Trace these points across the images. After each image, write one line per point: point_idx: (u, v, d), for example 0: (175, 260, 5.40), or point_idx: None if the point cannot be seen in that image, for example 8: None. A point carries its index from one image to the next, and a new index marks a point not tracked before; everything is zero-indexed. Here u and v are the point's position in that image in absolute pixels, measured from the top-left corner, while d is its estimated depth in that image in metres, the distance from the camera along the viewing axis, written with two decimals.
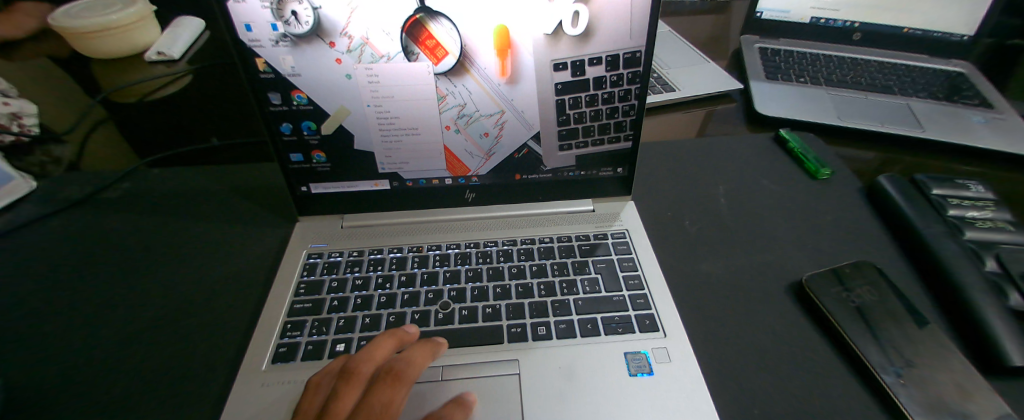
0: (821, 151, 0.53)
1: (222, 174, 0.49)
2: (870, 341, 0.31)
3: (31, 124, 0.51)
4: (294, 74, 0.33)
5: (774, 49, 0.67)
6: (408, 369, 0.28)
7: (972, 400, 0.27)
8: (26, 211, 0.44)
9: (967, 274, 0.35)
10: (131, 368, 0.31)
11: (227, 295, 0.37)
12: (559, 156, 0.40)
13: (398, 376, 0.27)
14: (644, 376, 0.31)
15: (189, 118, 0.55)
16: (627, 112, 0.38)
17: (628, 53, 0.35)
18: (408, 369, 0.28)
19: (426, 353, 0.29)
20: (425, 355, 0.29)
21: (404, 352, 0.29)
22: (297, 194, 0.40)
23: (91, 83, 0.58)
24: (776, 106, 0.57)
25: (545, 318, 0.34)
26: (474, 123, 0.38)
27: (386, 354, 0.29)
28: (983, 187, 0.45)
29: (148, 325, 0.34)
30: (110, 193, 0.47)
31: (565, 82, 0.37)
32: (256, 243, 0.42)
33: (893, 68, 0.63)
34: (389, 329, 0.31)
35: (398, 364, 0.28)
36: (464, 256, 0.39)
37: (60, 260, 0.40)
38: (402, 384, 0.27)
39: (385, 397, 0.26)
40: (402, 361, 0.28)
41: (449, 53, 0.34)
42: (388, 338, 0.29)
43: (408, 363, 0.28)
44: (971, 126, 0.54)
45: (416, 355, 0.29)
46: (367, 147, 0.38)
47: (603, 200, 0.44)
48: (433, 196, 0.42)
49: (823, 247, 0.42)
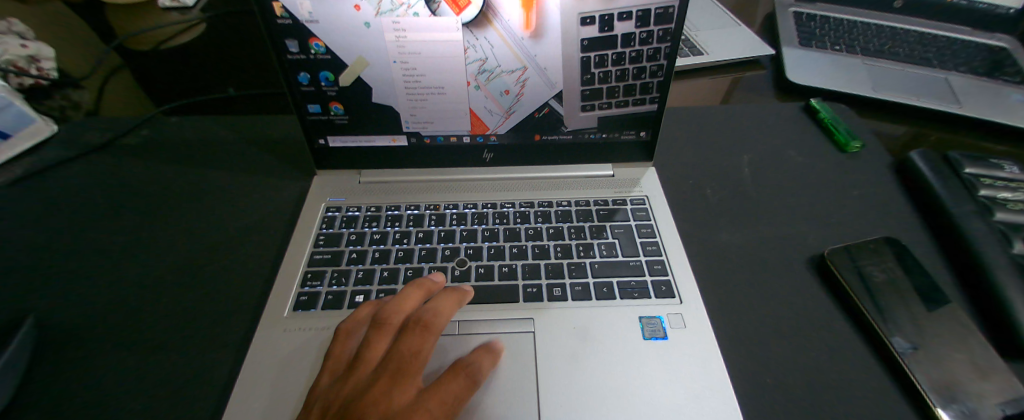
0: (852, 122, 0.51)
1: (237, 127, 0.49)
2: (892, 315, 0.31)
3: (50, 68, 0.50)
4: (312, 21, 0.32)
5: (810, 13, 0.63)
6: (436, 319, 0.28)
7: (987, 379, 0.27)
8: (45, 156, 0.45)
9: (994, 254, 0.34)
10: (157, 310, 0.32)
11: (247, 244, 0.37)
12: (581, 116, 0.39)
13: (425, 326, 0.27)
14: (658, 339, 0.31)
15: (203, 71, 0.54)
16: (655, 73, 0.37)
17: (661, 8, 0.33)
18: (435, 319, 0.28)
19: (452, 303, 0.29)
20: (451, 304, 0.29)
21: (430, 302, 0.29)
22: (314, 148, 0.40)
23: (104, 29, 0.57)
24: (808, 74, 0.55)
25: (561, 279, 0.34)
26: (495, 78, 0.36)
27: (415, 304, 0.29)
28: (1018, 168, 0.43)
29: (171, 270, 0.35)
30: (125, 143, 0.46)
31: (591, 38, 0.35)
32: (273, 196, 0.42)
33: (935, 40, 0.59)
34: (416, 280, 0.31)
35: (426, 315, 0.28)
36: (481, 216, 0.39)
37: (83, 206, 0.40)
38: (430, 334, 0.27)
39: (415, 346, 0.27)
40: (429, 312, 0.28)
41: (471, 2, 0.32)
42: (417, 289, 0.30)
43: (435, 313, 0.28)
44: (1011, 104, 0.52)
45: (442, 305, 0.29)
46: (385, 100, 0.37)
47: (623, 165, 0.43)
48: (449, 156, 0.42)
49: (848, 221, 0.41)
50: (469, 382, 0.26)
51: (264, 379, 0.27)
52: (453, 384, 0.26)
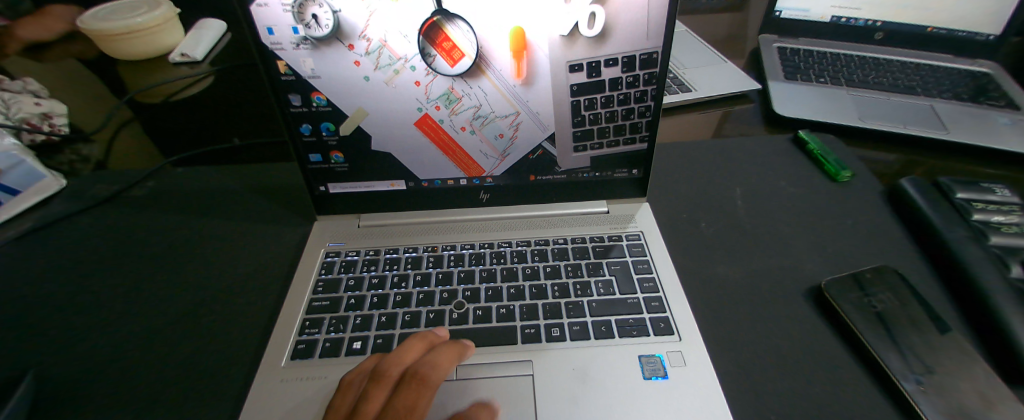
0: (841, 151, 0.52)
1: (242, 174, 0.50)
2: (893, 348, 0.30)
3: (61, 124, 0.53)
4: (315, 76, 0.34)
5: (793, 48, 0.66)
6: (434, 372, 0.27)
7: (995, 410, 0.26)
8: (54, 208, 0.46)
9: (992, 280, 0.34)
10: (155, 362, 0.32)
11: (247, 291, 0.38)
12: (573, 157, 0.40)
13: (423, 378, 0.26)
14: (658, 379, 0.30)
15: (210, 118, 0.56)
16: (643, 113, 0.38)
17: (645, 54, 0.35)
18: (434, 373, 0.27)
19: (452, 356, 0.29)
20: (451, 357, 0.28)
21: (430, 354, 0.28)
22: (315, 194, 0.41)
23: (118, 83, 0.60)
24: (795, 106, 0.56)
25: (559, 319, 0.34)
26: (490, 124, 0.38)
27: (415, 356, 0.28)
28: (1009, 191, 0.43)
29: (171, 320, 0.35)
30: (133, 192, 0.48)
31: (580, 83, 0.37)
32: (275, 242, 0.42)
33: (916, 68, 0.61)
34: (418, 332, 0.31)
35: (424, 367, 0.27)
36: (478, 256, 0.39)
37: (89, 256, 0.41)
38: (427, 388, 0.26)
39: (410, 401, 0.25)
40: (428, 365, 0.27)
41: (465, 55, 0.34)
42: (418, 341, 0.29)
43: (434, 366, 0.27)
44: (997, 128, 0.53)
45: (442, 358, 0.28)
46: (384, 147, 0.38)
47: (617, 201, 0.44)
48: (447, 197, 0.42)
49: (844, 251, 0.41)
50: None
51: None
52: None
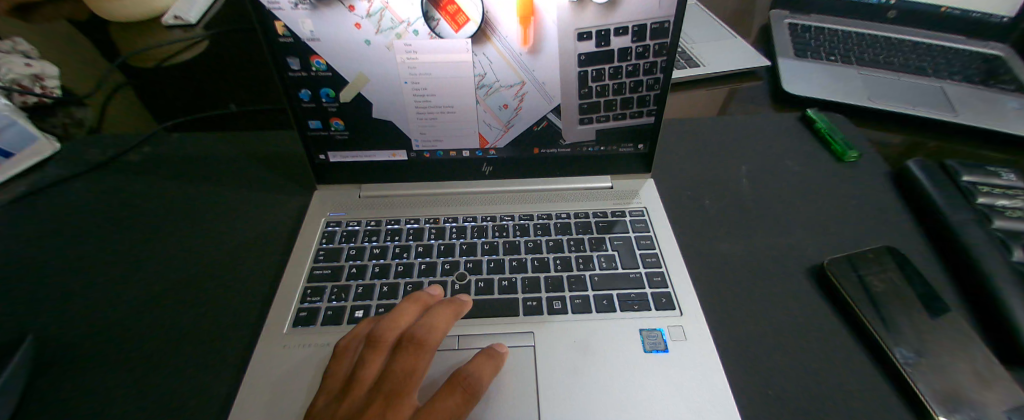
0: (848, 131, 0.52)
1: (238, 144, 0.49)
2: (892, 325, 0.31)
3: (53, 86, 0.51)
4: (314, 39, 0.33)
5: (804, 25, 0.64)
6: (429, 335, 0.27)
7: (989, 388, 0.27)
8: (48, 174, 0.45)
9: (994, 262, 0.34)
10: (156, 327, 0.32)
11: (247, 259, 0.37)
12: (579, 129, 0.40)
13: (419, 343, 0.27)
14: (659, 352, 0.31)
15: (204, 86, 0.55)
16: (652, 86, 0.37)
17: (656, 23, 0.34)
18: (429, 336, 0.27)
19: (448, 316, 0.29)
20: (447, 319, 0.28)
21: (425, 316, 0.28)
22: (315, 163, 0.40)
23: (109, 48, 0.58)
24: (804, 85, 0.55)
25: (561, 292, 0.34)
26: (494, 93, 0.37)
27: (410, 319, 0.28)
28: (1015, 175, 0.43)
29: (172, 286, 0.35)
30: (128, 159, 0.47)
31: (589, 52, 0.36)
32: (275, 211, 0.42)
33: (929, 49, 0.60)
34: (412, 293, 0.31)
35: (419, 332, 0.27)
36: (481, 229, 0.39)
37: (86, 222, 0.41)
38: (424, 351, 0.26)
39: (409, 365, 0.26)
40: (423, 329, 0.27)
41: (470, 19, 0.33)
42: (412, 303, 0.29)
43: (429, 329, 0.27)
44: (1007, 112, 0.52)
45: (437, 320, 0.28)
46: (385, 116, 0.37)
47: (622, 177, 0.44)
48: (449, 169, 0.42)
49: (848, 231, 0.41)
50: (466, 394, 0.26)
51: (261, 397, 0.27)
52: (449, 402, 0.25)
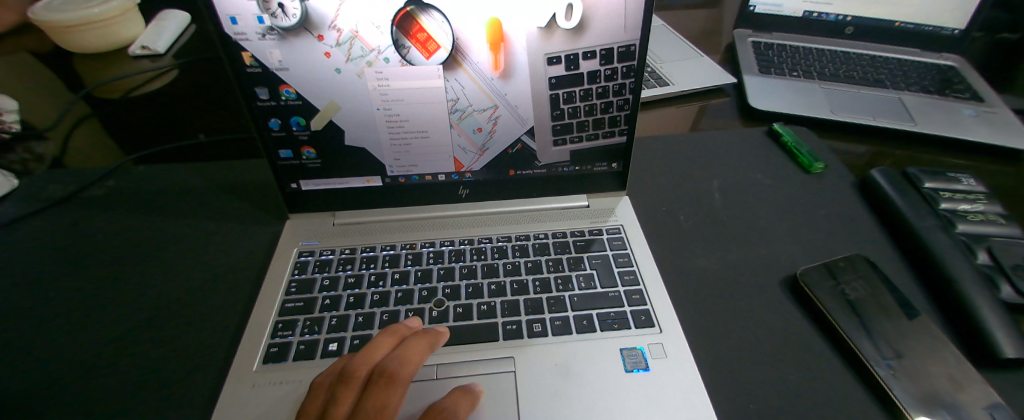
0: (814, 144, 0.53)
1: (210, 172, 0.48)
2: (864, 334, 0.31)
3: (12, 121, 0.51)
4: (283, 68, 0.33)
5: (767, 42, 0.67)
6: (403, 368, 0.26)
7: (963, 391, 0.27)
8: (7, 210, 0.43)
9: (960, 266, 0.35)
10: (115, 370, 0.31)
11: (216, 294, 0.36)
12: (553, 151, 0.40)
13: (392, 377, 0.26)
14: (639, 371, 0.30)
15: (176, 115, 0.54)
16: (622, 107, 0.38)
17: (623, 47, 0.35)
18: (403, 368, 0.26)
19: (422, 348, 0.28)
20: (421, 351, 0.28)
21: (399, 350, 0.28)
22: (288, 191, 0.40)
23: (75, 79, 0.57)
24: (770, 101, 0.57)
25: (540, 315, 0.34)
26: (467, 118, 0.37)
27: (384, 353, 0.27)
28: (974, 179, 0.45)
29: (134, 326, 0.34)
30: (94, 192, 0.46)
31: (559, 76, 0.36)
32: (247, 242, 0.41)
33: (886, 62, 0.63)
34: (388, 328, 0.30)
35: (392, 365, 0.26)
36: (458, 253, 0.39)
37: (46, 261, 0.39)
38: (396, 385, 0.25)
39: (381, 400, 0.24)
40: (396, 361, 0.26)
41: (441, 46, 0.33)
42: (386, 337, 0.28)
43: (402, 361, 0.26)
44: (963, 120, 0.54)
45: (411, 351, 0.27)
46: (358, 143, 0.37)
47: (598, 195, 0.44)
48: (426, 193, 0.42)
49: (818, 241, 0.42)
50: None
51: None
52: None
